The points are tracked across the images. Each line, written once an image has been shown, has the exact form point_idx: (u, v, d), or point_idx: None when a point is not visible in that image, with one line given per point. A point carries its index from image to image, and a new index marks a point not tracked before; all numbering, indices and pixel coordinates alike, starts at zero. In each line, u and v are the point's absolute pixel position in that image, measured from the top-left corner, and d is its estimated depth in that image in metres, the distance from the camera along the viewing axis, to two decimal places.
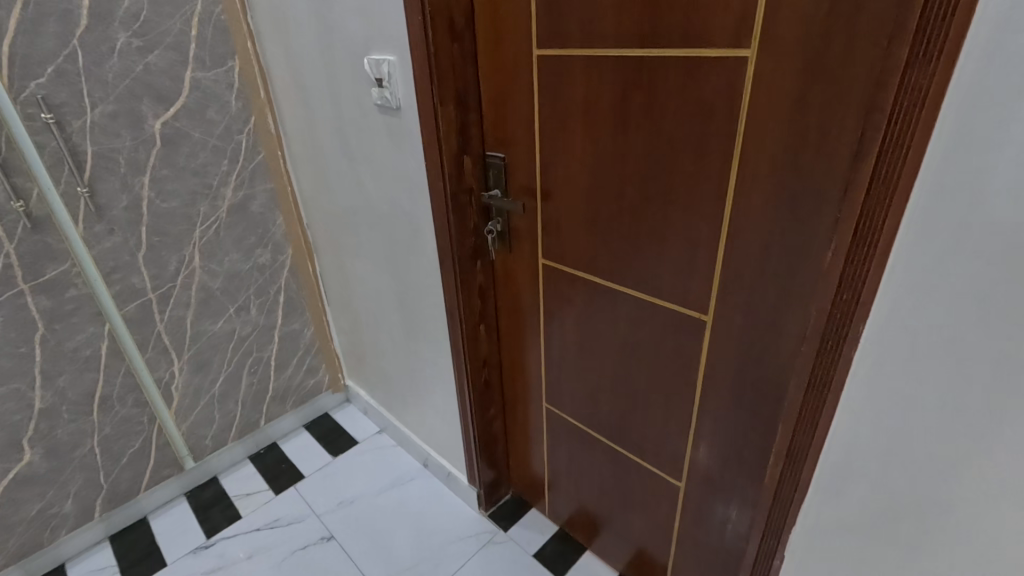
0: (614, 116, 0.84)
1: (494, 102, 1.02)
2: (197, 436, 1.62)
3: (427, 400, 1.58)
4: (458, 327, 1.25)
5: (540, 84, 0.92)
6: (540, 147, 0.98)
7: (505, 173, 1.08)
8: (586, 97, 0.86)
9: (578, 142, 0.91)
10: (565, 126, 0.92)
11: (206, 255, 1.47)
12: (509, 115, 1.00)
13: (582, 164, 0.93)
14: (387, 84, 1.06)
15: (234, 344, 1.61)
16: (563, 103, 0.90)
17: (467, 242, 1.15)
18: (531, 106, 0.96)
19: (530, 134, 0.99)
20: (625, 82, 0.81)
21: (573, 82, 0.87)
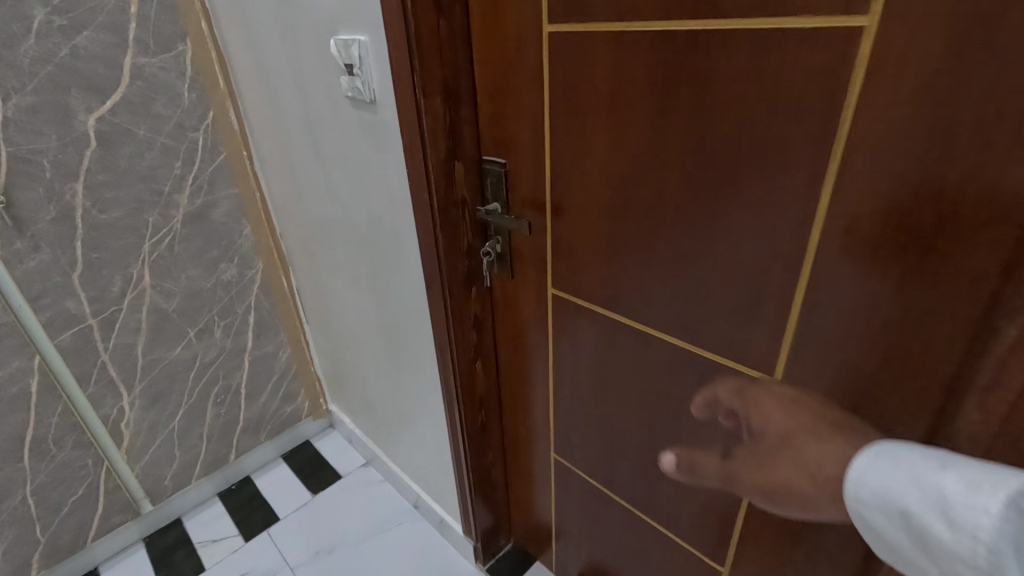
0: (650, 113, 0.63)
1: (492, 95, 0.81)
2: (153, 477, 1.42)
3: (415, 437, 1.38)
4: (449, 365, 1.05)
5: (552, 70, 0.71)
6: (550, 152, 0.77)
7: (506, 183, 0.87)
8: (613, 87, 0.66)
9: (601, 146, 0.70)
10: (583, 125, 0.71)
11: (157, 274, 1.27)
12: (511, 111, 0.79)
13: (604, 174, 0.72)
14: (359, 71, 0.85)
15: (196, 372, 1.41)
16: (581, 95, 0.69)
17: (459, 265, 0.94)
18: (538, 99, 0.75)
19: (538, 135, 0.78)
20: (669, 67, 0.60)
21: (594, 67, 0.66)
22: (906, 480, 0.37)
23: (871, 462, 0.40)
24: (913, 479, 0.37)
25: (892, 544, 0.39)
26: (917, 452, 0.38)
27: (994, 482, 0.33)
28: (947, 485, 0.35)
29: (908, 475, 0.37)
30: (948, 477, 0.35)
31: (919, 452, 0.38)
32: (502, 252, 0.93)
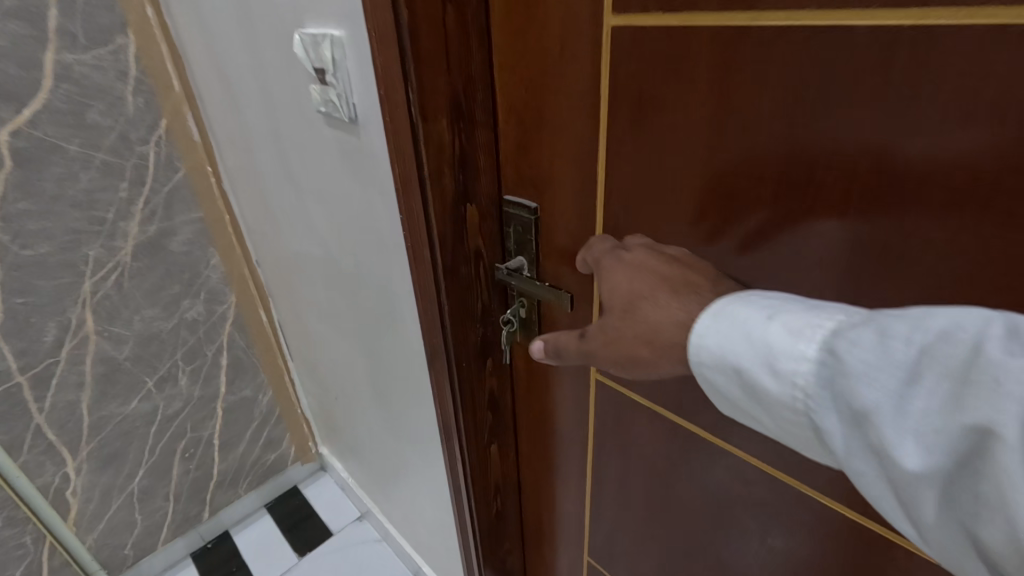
0: (781, 155, 0.41)
1: (520, 113, 0.58)
2: (110, 547, 1.22)
3: (415, 506, 1.16)
4: (456, 453, 0.82)
5: (616, 83, 0.48)
6: (606, 198, 0.55)
7: (537, 234, 0.64)
8: (719, 113, 0.43)
9: (689, 195, 0.48)
10: (663, 164, 0.48)
11: (103, 317, 1.05)
12: (549, 138, 0.56)
13: (692, 237, 0.49)
14: (334, 78, 0.60)
15: (158, 427, 1.20)
16: (664, 120, 0.46)
17: (470, 337, 0.71)
18: (593, 124, 0.52)
19: (589, 172, 0.55)
20: (826, 86, 0.37)
21: (689, 81, 0.43)
22: (738, 335, 0.35)
23: (710, 321, 0.37)
24: (741, 332, 0.35)
25: (727, 399, 0.38)
26: (738, 299, 0.37)
27: (814, 327, 0.32)
28: (772, 336, 0.33)
29: (737, 331, 0.36)
30: (771, 325, 0.34)
31: (743, 301, 0.37)
32: (527, 319, 0.70)
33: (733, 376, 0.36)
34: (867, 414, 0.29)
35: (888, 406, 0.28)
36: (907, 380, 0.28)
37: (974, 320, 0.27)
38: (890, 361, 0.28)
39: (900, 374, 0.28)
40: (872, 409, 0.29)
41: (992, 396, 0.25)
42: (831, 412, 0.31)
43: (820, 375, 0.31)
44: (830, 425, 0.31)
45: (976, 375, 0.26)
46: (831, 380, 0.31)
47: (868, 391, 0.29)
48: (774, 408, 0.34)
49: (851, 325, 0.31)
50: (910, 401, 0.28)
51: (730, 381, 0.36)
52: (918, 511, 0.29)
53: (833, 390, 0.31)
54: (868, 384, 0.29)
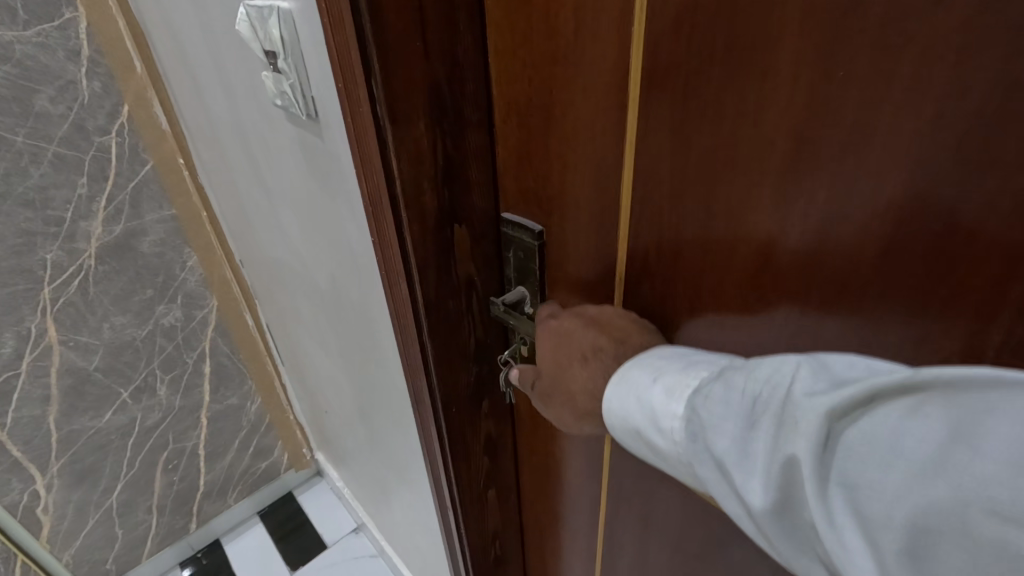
0: (904, 192, 0.28)
1: (523, 111, 0.44)
2: (88, 562, 1.15)
3: (412, 532, 1.06)
4: (448, 502, 0.71)
5: (649, 77, 0.35)
6: (633, 227, 0.42)
7: (541, 261, 0.51)
8: (803, 126, 0.30)
9: (750, 233, 0.35)
10: (712, 191, 0.36)
11: (66, 326, 0.95)
12: (557, 145, 0.43)
13: (754, 286, 0.37)
14: (286, 64, 0.48)
15: (136, 440, 1.12)
16: (715, 134, 0.34)
17: (461, 378, 0.59)
18: (619, 130, 0.39)
19: (610, 193, 0.42)
20: (999, 94, 0.23)
21: (760, 78, 0.30)
22: (633, 398, 0.39)
23: (614, 388, 0.41)
24: (634, 391, 0.39)
25: (655, 461, 0.40)
26: (637, 360, 0.40)
27: (683, 387, 0.36)
28: (657, 395, 0.37)
29: (632, 395, 0.39)
30: (656, 387, 0.37)
31: (640, 362, 0.40)
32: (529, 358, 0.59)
33: (637, 430, 0.38)
34: (722, 460, 0.31)
35: (735, 451, 0.30)
36: (747, 426, 0.30)
37: (790, 366, 0.30)
38: (731, 409, 0.31)
39: (741, 421, 0.30)
40: (724, 455, 0.31)
41: (795, 432, 0.27)
42: (705, 462, 0.32)
43: (692, 428, 0.33)
44: (706, 474, 0.32)
45: (787, 416, 0.28)
46: (696, 432, 0.33)
47: (719, 438, 0.31)
48: (678, 462, 0.36)
49: (709, 382, 0.34)
50: (746, 441, 0.30)
51: (638, 438, 0.39)
52: (784, 550, 0.29)
53: (702, 439, 0.32)
54: (716, 431, 0.31)
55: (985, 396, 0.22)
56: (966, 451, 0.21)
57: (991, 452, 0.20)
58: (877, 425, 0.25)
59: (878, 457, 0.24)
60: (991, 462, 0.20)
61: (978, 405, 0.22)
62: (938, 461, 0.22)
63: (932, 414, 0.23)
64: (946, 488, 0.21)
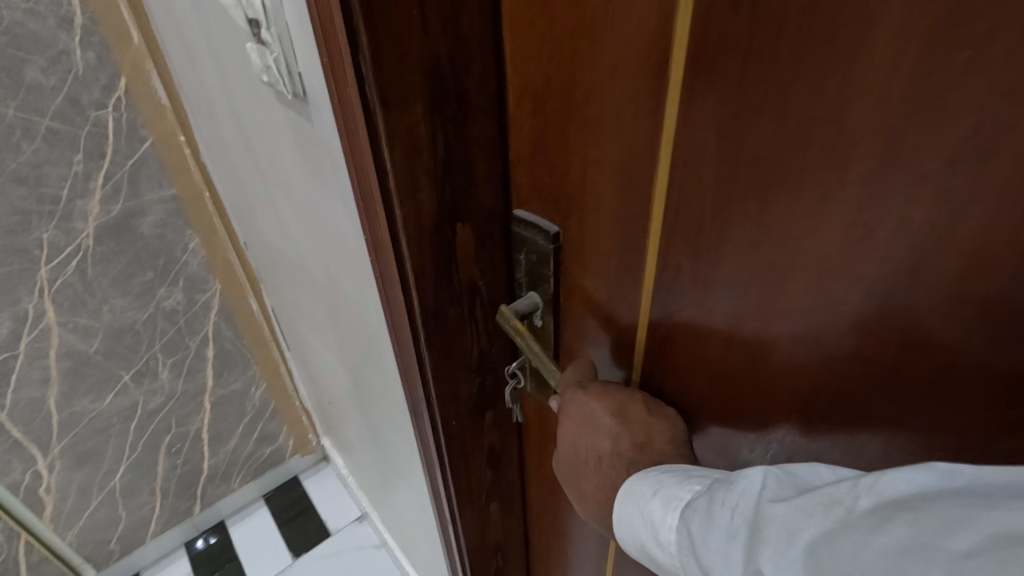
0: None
1: (541, 97, 0.38)
2: (92, 541, 1.15)
3: (414, 528, 1.03)
4: (447, 515, 0.67)
5: (697, 56, 0.28)
6: (664, 236, 0.36)
7: (557, 265, 0.45)
8: (899, 125, 0.23)
9: (809, 250, 0.29)
10: (764, 202, 0.29)
11: (64, 308, 0.93)
12: (578, 138, 0.37)
13: (810, 315, 0.31)
14: (269, 36, 0.42)
15: (138, 423, 1.10)
16: (775, 132, 0.27)
17: (462, 391, 0.54)
18: (653, 123, 0.32)
19: (640, 195, 0.36)
20: None
21: (845, 64, 0.24)
22: (633, 510, 0.38)
23: (619, 502, 0.39)
24: (636, 504, 0.38)
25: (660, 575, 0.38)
26: (638, 471, 0.40)
27: (676, 499, 0.35)
28: (654, 509, 0.36)
29: (632, 507, 0.38)
30: (654, 502, 0.36)
31: (640, 473, 0.39)
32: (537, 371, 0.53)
33: (640, 538, 0.38)
34: (712, 572, 0.31)
35: (719, 561, 0.31)
36: (729, 539, 0.31)
37: (757, 477, 0.32)
38: (716, 524, 0.32)
39: (724, 535, 0.31)
40: (714, 568, 0.31)
41: (774, 545, 0.29)
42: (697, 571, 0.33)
43: (685, 541, 0.33)
44: None
45: (762, 527, 0.29)
46: (690, 547, 0.33)
47: (709, 551, 0.32)
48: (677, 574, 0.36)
49: (698, 495, 0.34)
50: (728, 552, 0.31)
51: (642, 551, 0.38)
52: None
53: (695, 553, 0.33)
54: (706, 546, 0.32)
55: (933, 502, 0.25)
56: (920, 561, 0.24)
57: (947, 563, 0.23)
58: (847, 539, 0.26)
59: (848, 569, 0.26)
60: (948, 569, 0.23)
61: (935, 518, 0.24)
62: (900, 573, 0.24)
63: (894, 527, 0.25)
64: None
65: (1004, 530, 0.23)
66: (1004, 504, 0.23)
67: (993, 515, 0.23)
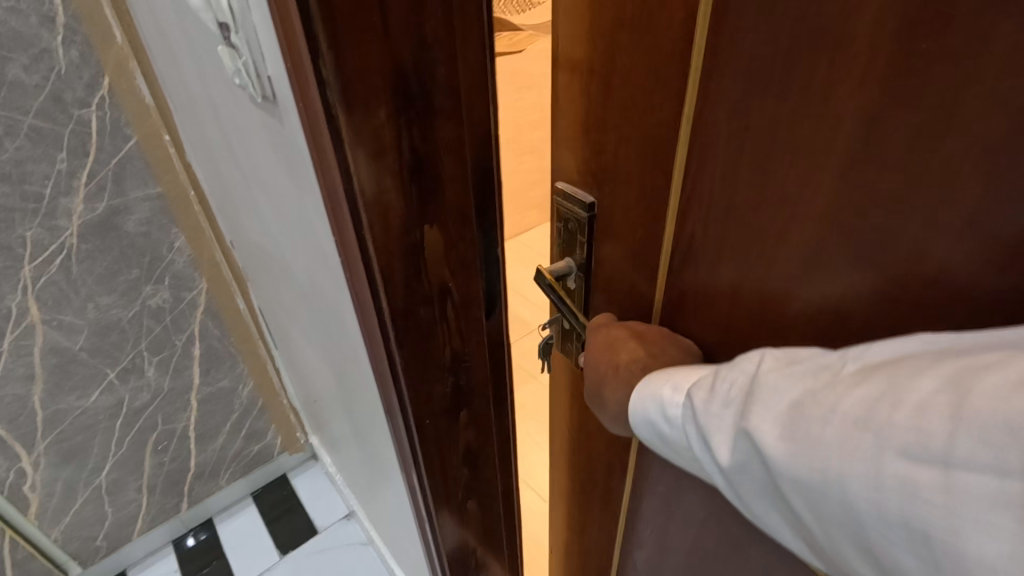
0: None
1: (592, 73, 0.39)
2: (78, 538, 1.16)
3: (399, 526, 1.04)
4: (424, 513, 0.67)
5: (714, 43, 0.30)
6: (680, 210, 0.37)
7: (592, 236, 0.46)
8: (888, 103, 0.24)
9: (805, 226, 0.30)
10: (767, 175, 0.30)
11: (49, 305, 0.93)
12: (621, 110, 0.38)
13: (799, 291, 0.32)
14: (238, 40, 0.42)
15: (124, 420, 1.10)
16: (778, 109, 0.28)
17: (436, 391, 0.55)
18: (677, 105, 0.34)
19: (661, 172, 0.37)
20: None
21: (840, 41, 0.25)
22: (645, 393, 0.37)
23: (634, 393, 0.38)
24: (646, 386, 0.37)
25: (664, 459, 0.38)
26: (654, 372, 0.38)
27: (683, 379, 0.35)
28: (663, 388, 0.36)
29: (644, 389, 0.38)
30: (662, 382, 0.36)
31: (656, 373, 0.38)
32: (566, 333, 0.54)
33: (649, 426, 0.37)
34: (704, 433, 0.32)
35: (711, 423, 0.31)
36: (724, 405, 0.31)
37: (760, 354, 0.31)
38: (714, 395, 0.32)
39: (720, 403, 0.31)
40: (707, 429, 0.31)
41: (763, 407, 0.28)
42: (694, 443, 0.33)
43: (683, 412, 0.34)
44: (698, 455, 0.33)
45: (755, 391, 0.29)
46: (687, 419, 0.33)
47: (704, 414, 0.32)
48: (679, 454, 0.36)
49: (702, 374, 0.34)
50: (721, 418, 0.31)
51: (645, 429, 0.38)
52: (758, 513, 0.30)
53: (691, 422, 0.33)
54: (701, 415, 0.32)
55: (913, 359, 0.24)
56: (888, 404, 0.23)
57: (907, 404, 0.22)
58: (831, 395, 0.26)
59: (823, 418, 0.25)
60: (904, 412, 0.22)
61: (908, 368, 0.24)
62: (871, 417, 0.24)
63: (872, 382, 0.25)
64: (871, 437, 0.23)
65: (969, 366, 0.22)
66: (983, 348, 0.22)
67: (967, 357, 0.22)
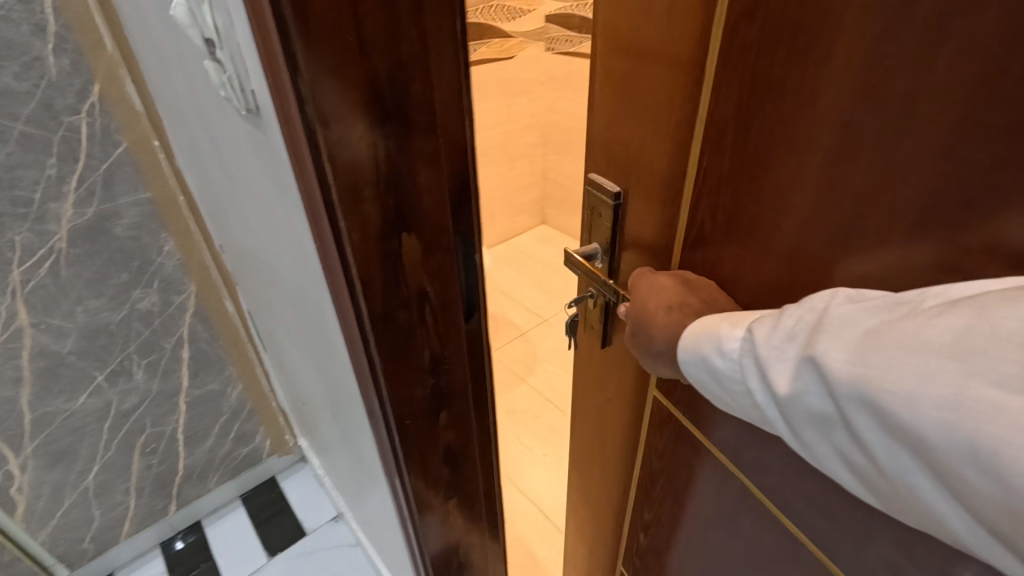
0: (1017, 141, 0.23)
1: (623, 69, 0.43)
2: (66, 541, 1.16)
3: (385, 527, 1.05)
4: (405, 512, 0.69)
5: (724, 54, 0.35)
6: (690, 198, 0.41)
7: (616, 222, 0.50)
8: (859, 109, 0.29)
9: (794, 213, 0.34)
10: (766, 166, 0.35)
11: (38, 308, 0.94)
12: (655, 97, 0.41)
13: (784, 274, 0.36)
14: (223, 55, 0.44)
15: (113, 423, 1.11)
16: (776, 108, 0.33)
17: (416, 392, 0.57)
18: (692, 106, 0.38)
19: (676, 164, 0.42)
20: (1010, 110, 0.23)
21: (832, 28, 0.28)
22: (700, 332, 0.38)
23: (689, 332, 0.39)
24: (702, 328, 0.38)
25: (713, 399, 0.39)
26: (707, 316, 0.39)
27: (746, 320, 0.35)
28: (721, 328, 0.36)
29: (700, 329, 0.38)
30: (721, 323, 0.37)
31: (713, 315, 0.38)
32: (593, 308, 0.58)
33: (701, 365, 0.38)
34: (763, 367, 0.32)
35: (772, 358, 0.32)
36: (788, 340, 0.31)
37: (830, 295, 0.31)
38: (777, 330, 0.32)
39: (784, 338, 0.31)
40: (767, 364, 0.32)
41: (831, 339, 0.28)
42: (750, 378, 0.34)
43: (743, 349, 0.34)
44: (755, 390, 0.33)
45: (822, 325, 0.29)
46: (747, 356, 0.34)
47: (766, 349, 0.32)
48: (730, 393, 0.36)
49: (764, 315, 0.34)
50: (783, 352, 0.31)
51: (696, 369, 0.38)
52: (812, 447, 0.31)
53: (751, 358, 0.33)
54: (762, 351, 0.32)
55: (999, 293, 0.24)
56: (979, 337, 0.23)
57: (1000, 338, 0.22)
58: (909, 325, 0.26)
59: (898, 349, 0.25)
60: (998, 346, 0.22)
61: (996, 301, 0.23)
62: (957, 344, 0.23)
63: (956, 315, 0.24)
64: (952, 366, 0.23)
65: None
66: None
67: None
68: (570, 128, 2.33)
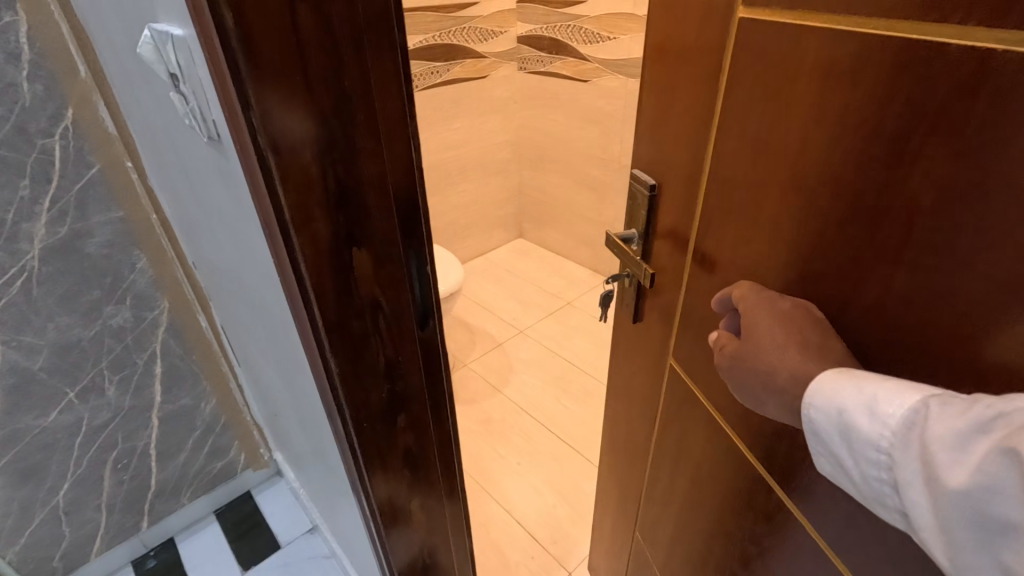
0: (902, 145, 0.32)
1: (664, 82, 0.54)
2: (35, 559, 1.16)
3: (357, 536, 1.08)
4: (367, 514, 0.72)
5: (730, 74, 0.44)
6: (705, 188, 0.51)
7: (651, 211, 0.61)
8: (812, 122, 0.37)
9: (770, 203, 0.43)
10: (756, 164, 0.43)
11: (11, 325, 0.95)
12: (685, 107, 0.51)
13: (764, 251, 0.45)
14: (187, 88, 0.49)
15: (85, 438, 1.12)
16: (762, 119, 0.42)
17: (372, 396, 0.61)
18: (706, 113, 0.48)
19: (695, 160, 0.52)
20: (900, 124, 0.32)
21: (797, 59, 0.38)
22: (849, 386, 0.35)
23: (831, 380, 0.37)
24: (850, 383, 0.36)
25: (837, 457, 0.37)
26: (855, 372, 0.36)
27: (920, 395, 0.32)
28: (883, 392, 0.34)
29: (849, 384, 0.36)
30: (883, 385, 0.34)
31: (868, 375, 0.35)
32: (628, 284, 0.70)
33: (837, 423, 0.36)
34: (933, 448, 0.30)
35: (950, 444, 0.29)
36: (975, 433, 0.28)
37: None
38: (959, 416, 0.29)
39: (970, 429, 0.28)
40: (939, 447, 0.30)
41: None
42: (909, 454, 0.32)
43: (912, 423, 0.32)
44: (910, 469, 0.32)
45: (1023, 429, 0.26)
46: (917, 432, 0.31)
47: (941, 433, 0.30)
48: (867, 460, 0.35)
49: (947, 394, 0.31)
50: (966, 444, 0.29)
51: (830, 425, 0.36)
52: (957, 547, 0.29)
53: (921, 434, 0.31)
54: (942, 434, 0.30)
55: None
56: None
57: None
58: None
59: None
60: None
61: None
62: None
63: None
64: None
65: None
66: None
67: None
68: (542, 144, 2.40)
